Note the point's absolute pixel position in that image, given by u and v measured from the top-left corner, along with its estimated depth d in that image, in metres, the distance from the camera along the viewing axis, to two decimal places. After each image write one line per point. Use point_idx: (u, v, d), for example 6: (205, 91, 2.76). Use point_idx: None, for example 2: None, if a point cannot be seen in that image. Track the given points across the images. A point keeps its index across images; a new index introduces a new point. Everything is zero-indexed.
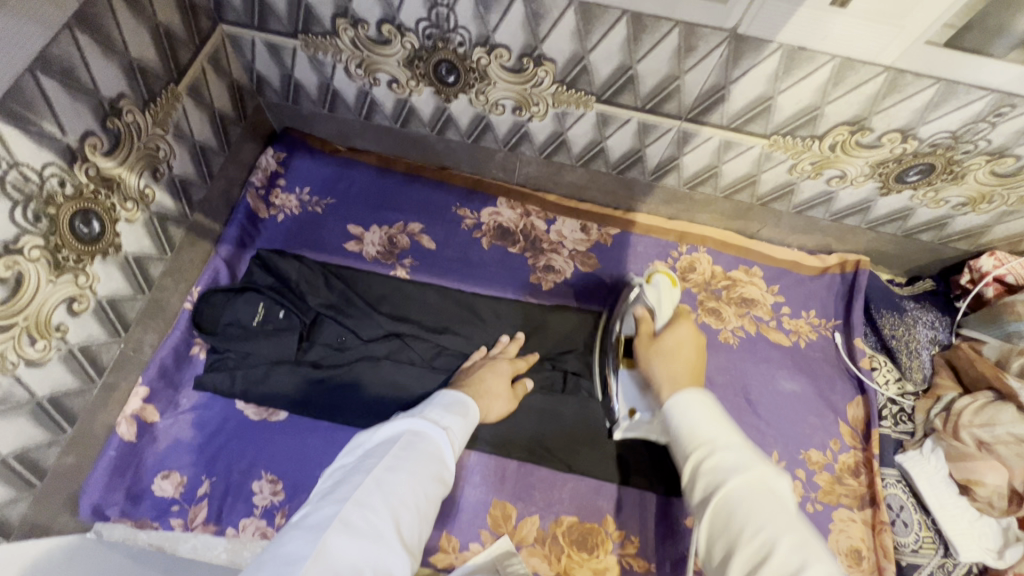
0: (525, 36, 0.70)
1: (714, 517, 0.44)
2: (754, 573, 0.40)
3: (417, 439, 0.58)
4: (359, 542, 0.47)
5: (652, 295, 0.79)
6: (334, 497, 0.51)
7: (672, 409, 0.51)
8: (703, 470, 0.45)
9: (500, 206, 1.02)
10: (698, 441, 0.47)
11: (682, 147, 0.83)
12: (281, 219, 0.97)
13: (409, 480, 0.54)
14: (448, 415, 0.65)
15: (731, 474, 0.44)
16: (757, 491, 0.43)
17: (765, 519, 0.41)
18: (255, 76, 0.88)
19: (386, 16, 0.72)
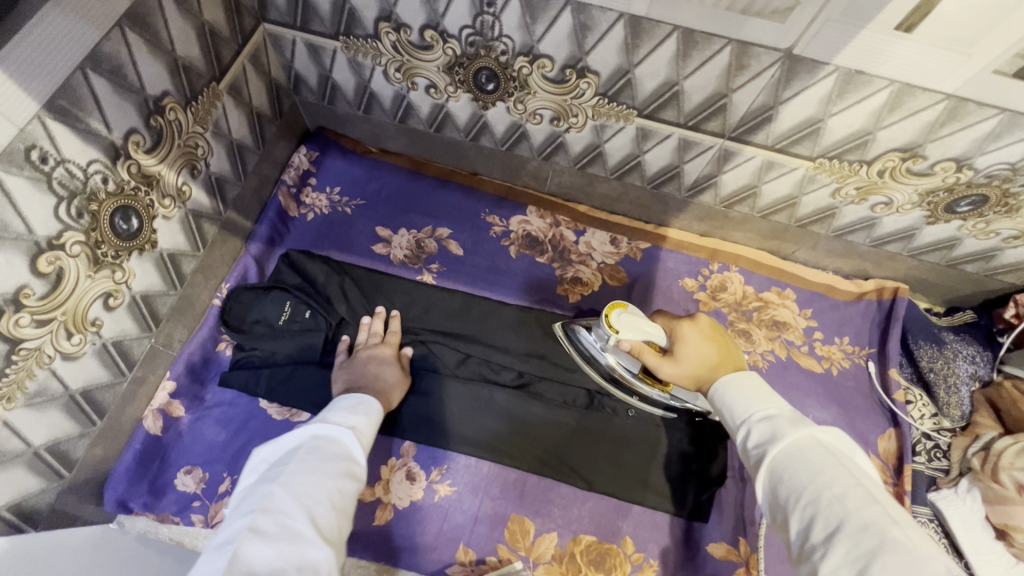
0: (570, 48, 0.68)
1: (769, 473, 0.53)
2: (813, 512, 0.47)
3: (316, 442, 0.58)
4: (268, 546, 0.46)
5: (634, 331, 0.74)
6: (241, 513, 0.49)
7: (718, 397, 0.64)
8: (752, 444, 0.56)
9: (530, 214, 1.01)
10: (751, 415, 0.59)
11: (722, 165, 0.81)
12: (311, 218, 0.97)
13: (312, 479, 0.53)
14: (351, 416, 0.67)
15: (780, 435, 0.54)
16: (798, 453, 0.51)
17: (806, 474, 0.50)
18: (293, 75, 0.88)
19: (430, 22, 0.71)
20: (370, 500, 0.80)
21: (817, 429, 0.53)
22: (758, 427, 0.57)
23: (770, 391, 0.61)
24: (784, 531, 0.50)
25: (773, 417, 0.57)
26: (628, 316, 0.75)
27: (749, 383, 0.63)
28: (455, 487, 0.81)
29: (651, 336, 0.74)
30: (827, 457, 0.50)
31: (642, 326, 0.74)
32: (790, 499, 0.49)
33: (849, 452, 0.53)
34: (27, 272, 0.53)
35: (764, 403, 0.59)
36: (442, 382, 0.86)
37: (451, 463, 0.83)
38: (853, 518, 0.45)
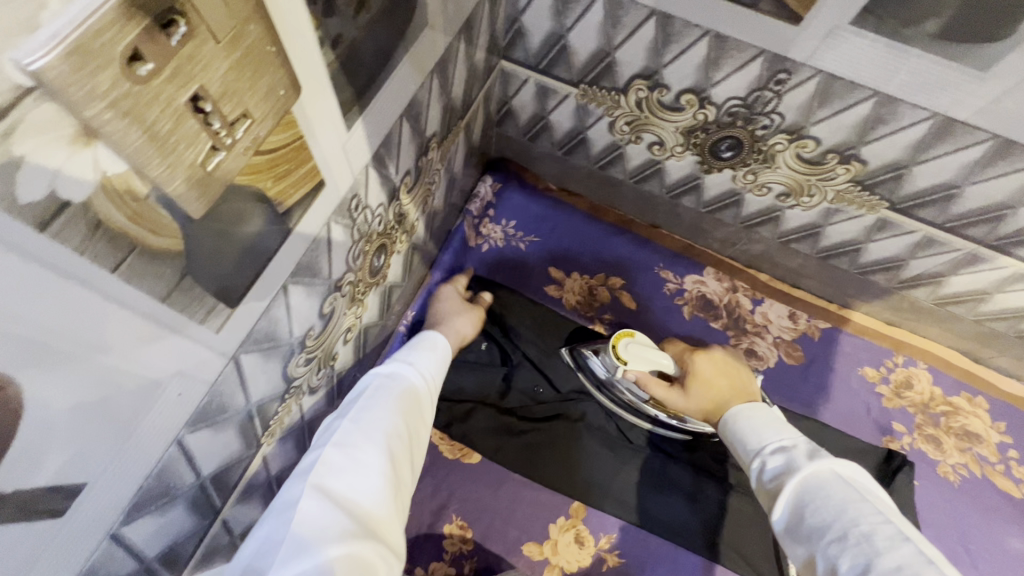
0: (848, 135, 0.64)
1: (791, 506, 0.49)
2: (845, 550, 0.44)
3: (386, 378, 0.56)
4: (342, 475, 0.45)
5: (644, 362, 0.71)
6: (316, 445, 0.48)
7: (728, 430, 0.62)
8: (768, 475, 0.53)
9: (707, 275, 0.98)
10: (765, 442, 0.57)
11: (959, 267, 0.76)
12: (486, 250, 0.96)
13: (386, 414, 0.51)
14: (417, 350, 0.63)
15: (802, 463, 0.51)
16: (817, 488, 0.48)
17: (825, 511, 0.46)
18: (505, 109, 0.87)
19: (694, 88, 0.67)
20: (539, 558, 0.78)
21: (836, 463, 0.50)
22: (772, 458, 0.54)
23: (784, 423, 0.59)
24: (809, 574, 0.46)
25: (789, 448, 0.54)
26: (636, 346, 0.72)
27: (759, 414, 0.61)
28: (624, 559, 0.78)
29: (660, 365, 0.72)
30: (850, 492, 0.47)
31: (652, 358, 0.72)
32: (814, 538, 0.46)
33: (874, 487, 0.49)
34: (316, 315, 0.52)
35: (779, 436, 0.57)
36: (612, 445, 0.84)
37: (620, 532, 0.80)
38: (885, 559, 0.41)
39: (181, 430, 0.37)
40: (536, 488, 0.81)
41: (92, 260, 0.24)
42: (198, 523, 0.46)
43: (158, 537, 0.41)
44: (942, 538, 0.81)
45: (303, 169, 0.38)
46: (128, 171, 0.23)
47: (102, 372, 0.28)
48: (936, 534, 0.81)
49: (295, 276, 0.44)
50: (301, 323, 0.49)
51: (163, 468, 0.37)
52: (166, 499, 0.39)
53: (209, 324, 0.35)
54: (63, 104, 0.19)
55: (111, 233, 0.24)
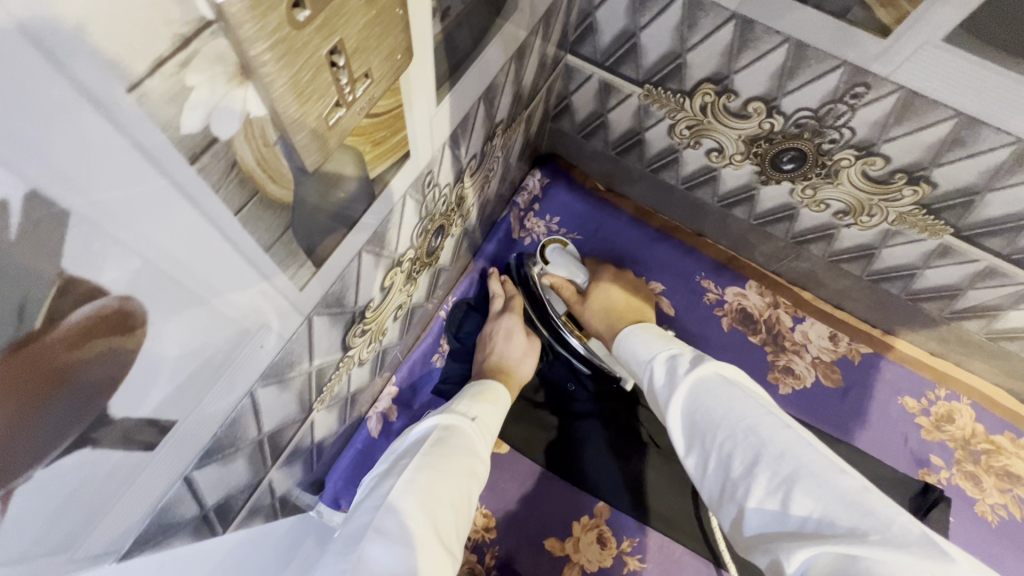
0: (920, 155, 0.63)
1: (686, 415, 0.53)
2: (735, 448, 0.48)
3: (441, 436, 0.57)
4: (390, 544, 0.44)
5: (559, 262, 0.82)
6: (368, 507, 0.49)
7: (624, 347, 0.66)
8: (660, 386, 0.58)
9: (749, 288, 0.96)
10: (656, 357, 0.60)
11: (1018, 301, 0.74)
12: (529, 244, 0.97)
13: (438, 479, 0.51)
14: (476, 406, 0.64)
15: (688, 372, 0.55)
16: (704, 391, 0.52)
17: (714, 413, 0.50)
18: (563, 104, 0.87)
19: (764, 96, 0.67)
20: (560, 554, 0.77)
21: (717, 364, 0.54)
22: (661, 368, 0.59)
23: (672, 337, 0.64)
24: (703, 475, 0.51)
25: (675, 357, 0.58)
26: (559, 250, 0.83)
27: (651, 329, 0.66)
28: (645, 564, 0.77)
29: (573, 274, 0.81)
30: (732, 391, 0.51)
31: (568, 264, 0.81)
32: (706, 442, 0.50)
33: (751, 382, 0.54)
34: (378, 287, 0.52)
35: (667, 345, 0.61)
36: (643, 450, 0.83)
37: (643, 537, 0.79)
38: (770, 447, 0.46)
39: (254, 383, 0.38)
40: (561, 484, 0.81)
41: (223, 200, 0.25)
42: (250, 478, 0.47)
43: (218, 487, 0.42)
44: None
45: (396, 139, 0.38)
46: (266, 116, 0.24)
47: (208, 316, 0.28)
48: None
49: (369, 244, 0.45)
50: (365, 292, 0.50)
51: (235, 418, 0.38)
52: (231, 449, 0.40)
53: (295, 280, 0.35)
54: (233, 40, 0.20)
55: (241, 175, 0.25)
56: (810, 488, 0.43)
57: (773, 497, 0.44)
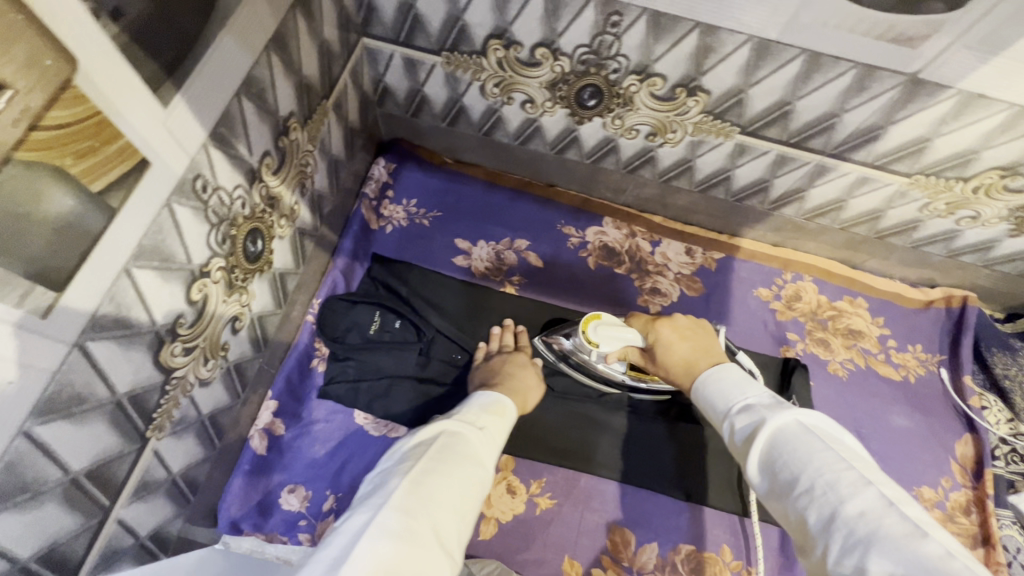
0: (687, 67, 0.69)
1: (764, 459, 0.49)
2: (816, 505, 0.43)
3: (451, 444, 0.59)
4: (400, 541, 0.47)
5: (609, 343, 0.75)
6: (374, 501, 0.51)
7: (700, 397, 0.61)
8: (737, 436, 0.53)
9: (606, 225, 1.02)
10: (733, 403, 0.56)
11: (814, 180, 0.83)
12: (390, 231, 0.97)
13: (444, 483, 0.54)
14: (485, 419, 0.66)
15: (769, 416, 0.51)
16: (783, 441, 0.48)
17: (796, 465, 0.46)
18: (381, 87, 0.87)
19: (544, 41, 0.71)
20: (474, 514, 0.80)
21: (800, 412, 0.49)
22: (740, 419, 0.53)
23: (753, 381, 0.58)
24: (788, 525, 0.46)
25: (753, 408, 0.53)
26: (603, 329, 0.75)
27: (726, 377, 0.60)
28: (556, 499, 0.82)
29: (630, 343, 0.74)
30: (813, 442, 0.46)
31: (616, 336, 0.75)
32: (785, 492, 0.46)
33: (840, 432, 0.49)
34: (183, 301, 0.52)
35: (744, 393, 0.56)
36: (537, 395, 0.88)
37: (549, 476, 0.83)
38: (848, 508, 0.41)
39: (26, 421, 0.37)
40: None
41: None
42: (82, 522, 0.47)
43: (28, 535, 0.41)
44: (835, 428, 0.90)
45: (112, 148, 0.38)
46: None
47: None
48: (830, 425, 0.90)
49: (137, 259, 0.44)
50: (164, 310, 0.49)
51: (15, 460, 0.37)
52: (27, 496, 0.40)
53: (29, 308, 0.35)
54: None
55: None
56: (887, 550, 0.37)
57: (848, 559, 0.39)
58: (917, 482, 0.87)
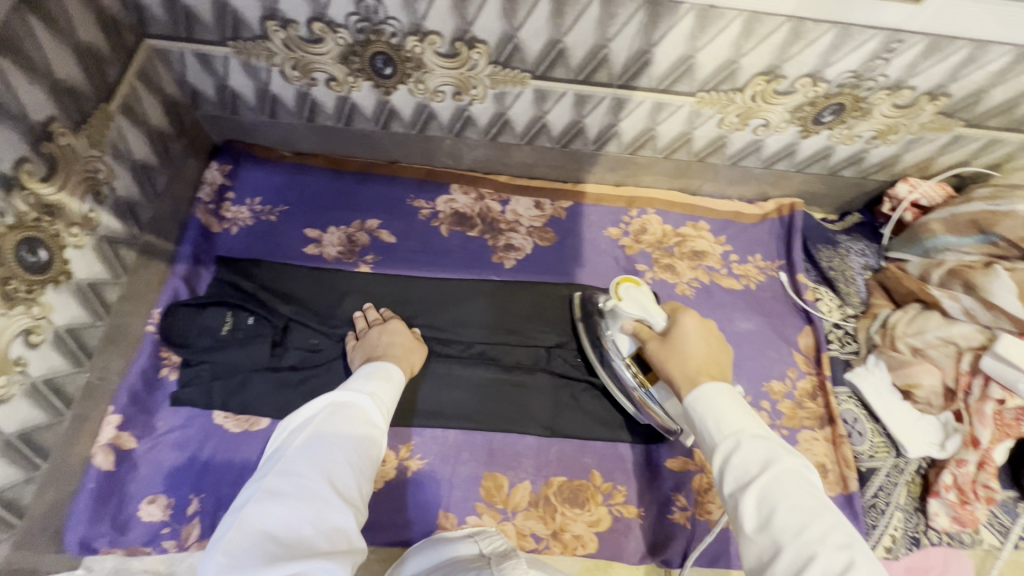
0: (455, 20, 0.73)
1: (771, 489, 0.49)
2: (821, 558, 0.44)
3: (337, 409, 0.60)
4: (284, 505, 0.49)
5: (631, 306, 0.75)
6: (259, 475, 0.52)
7: (705, 408, 0.57)
8: (742, 461, 0.51)
9: (454, 193, 1.05)
10: (747, 424, 0.54)
11: (618, 113, 0.88)
12: (235, 232, 0.96)
13: (332, 441, 0.56)
14: (370, 382, 0.68)
15: (787, 453, 0.51)
16: (795, 484, 0.49)
17: (800, 518, 0.47)
18: (189, 89, 0.87)
19: (316, 14, 0.73)
20: None
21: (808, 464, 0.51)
22: (755, 446, 0.52)
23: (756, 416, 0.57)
24: (765, 558, 0.47)
25: (768, 439, 0.53)
26: (634, 291, 0.76)
27: (726, 397, 0.57)
28: (425, 459, 0.84)
29: (648, 317, 0.74)
30: (820, 497, 0.49)
31: (641, 308, 0.75)
32: (788, 531, 0.46)
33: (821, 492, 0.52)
34: None
35: (755, 423, 0.55)
36: None
37: (418, 438, 0.85)
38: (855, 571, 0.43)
39: None
40: None
41: None
42: None
43: None
44: None
45: None
46: None
47: None
48: None
49: None
50: None
51: None
52: None
53: None
54: None
55: None
56: None
57: None
58: (766, 378, 0.93)
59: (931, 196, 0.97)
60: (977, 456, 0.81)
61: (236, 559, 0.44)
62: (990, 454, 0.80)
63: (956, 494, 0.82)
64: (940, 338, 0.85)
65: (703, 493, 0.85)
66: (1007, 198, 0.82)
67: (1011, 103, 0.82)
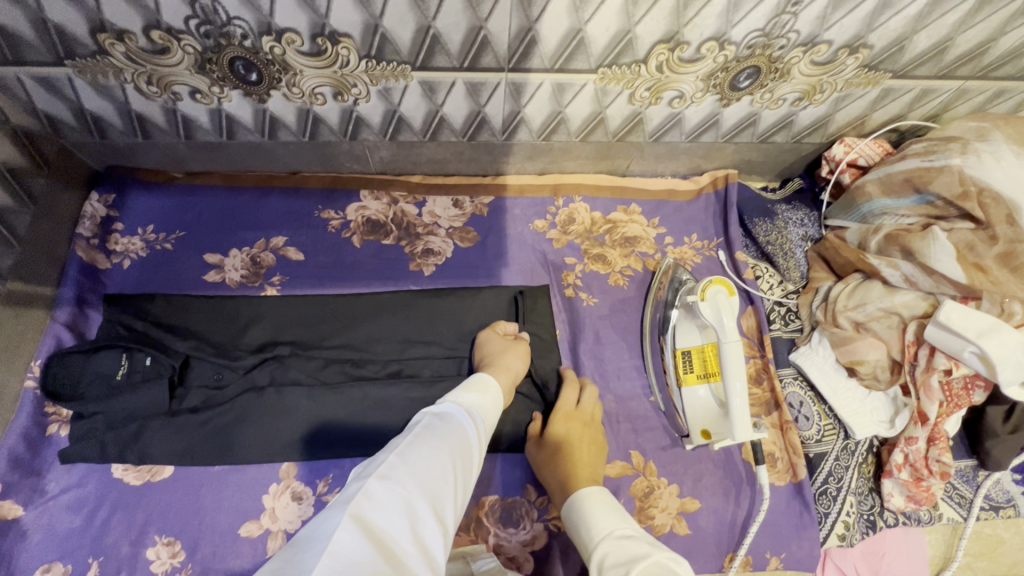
0: (307, 15, 0.65)
1: None
2: None
3: (437, 420, 0.58)
4: (382, 515, 0.46)
5: (709, 312, 0.73)
6: (357, 476, 0.50)
7: (580, 513, 0.63)
8: (609, 563, 0.53)
9: (365, 199, 0.98)
10: (612, 527, 0.58)
11: (519, 99, 0.81)
12: (127, 266, 0.89)
13: (430, 453, 0.53)
14: (470, 388, 0.66)
15: (646, 547, 0.53)
16: (649, 573, 0.48)
17: None
18: (43, 116, 0.79)
19: (150, 22, 0.64)
20: (259, 533, 0.76)
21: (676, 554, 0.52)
22: (624, 543, 0.55)
23: (628, 515, 0.61)
24: None
25: (635, 538, 0.56)
26: (719, 297, 0.73)
27: (604, 503, 0.63)
28: None
29: (719, 326, 0.72)
30: None
31: (717, 317, 0.72)
32: None
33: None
34: None
35: (625, 524, 0.59)
36: (308, 393, 0.80)
37: (336, 471, 0.81)
38: None
39: None
40: (240, 469, 0.79)
41: None
42: None
43: None
44: (623, 336, 0.89)
45: None
46: None
47: None
48: (617, 335, 0.89)
49: None
50: None
51: None
52: None
53: None
54: None
55: None
56: None
57: None
58: None
59: (869, 154, 0.90)
60: (927, 432, 0.75)
61: (333, 561, 0.41)
62: (940, 428, 0.75)
63: (910, 472, 0.77)
64: (881, 310, 0.79)
65: (644, 498, 0.79)
66: (940, 153, 0.76)
67: (938, 48, 0.75)
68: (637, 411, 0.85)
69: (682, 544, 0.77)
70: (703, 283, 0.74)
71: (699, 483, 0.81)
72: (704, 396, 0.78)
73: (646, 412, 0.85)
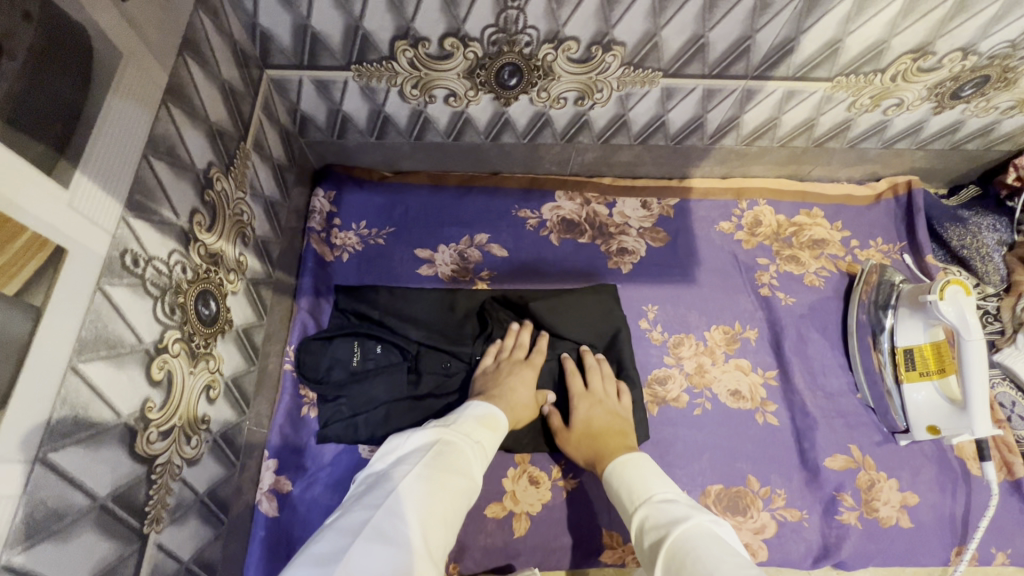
0: (597, 24, 0.69)
1: (673, 548, 0.54)
2: None
3: (441, 453, 0.60)
4: (387, 549, 0.49)
5: (953, 314, 0.75)
6: (364, 504, 0.54)
7: (616, 476, 0.67)
8: (651, 525, 0.58)
9: (560, 199, 1.01)
10: (648, 492, 0.62)
11: (745, 105, 0.84)
12: (347, 258, 0.93)
13: (428, 492, 0.55)
14: (478, 427, 0.67)
15: (689, 512, 0.57)
16: (694, 536, 0.54)
17: (705, 565, 0.50)
18: (298, 116, 0.84)
19: (450, 29, 0.69)
20: (504, 515, 0.79)
21: (712, 519, 0.56)
22: (663, 505, 0.60)
23: (664, 476, 0.65)
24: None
25: (674, 502, 0.60)
26: (962, 300, 0.75)
27: (638, 466, 0.67)
28: (579, 478, 0.81)
29: (962, 329, 0.75)
30: (719, 545, 0.52)
31: (961, 320, 0.75)
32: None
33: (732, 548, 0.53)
34: (147, 384, 0.49)
35: (662, 487, 0.63)
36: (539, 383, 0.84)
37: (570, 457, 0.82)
38: None
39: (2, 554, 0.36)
40: None
41: None
42: None
43: None
44: (823, 335, 0.93)
45: (20, 242, 0.36)
46: None
47: None
48: (819, 334, 0.93)
49: (82, 353, 0.41)
50: (126, 399, 0.46)
51: None
52: None
53: None
54: None
55: None
56: None
57: None
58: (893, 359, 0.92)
59: None
60: None
61: None
62: None
63: None
64: None
65: (867, 491, 0.82)
66: None
67: None
68: (847, 407, 0.88)
69: (908, 537, 0.80)
70: (940, 287, 0.77)
71: (917, 478, 0.83)
72: (928, 395, 0.81)
73: (855, 409, 0.88)
